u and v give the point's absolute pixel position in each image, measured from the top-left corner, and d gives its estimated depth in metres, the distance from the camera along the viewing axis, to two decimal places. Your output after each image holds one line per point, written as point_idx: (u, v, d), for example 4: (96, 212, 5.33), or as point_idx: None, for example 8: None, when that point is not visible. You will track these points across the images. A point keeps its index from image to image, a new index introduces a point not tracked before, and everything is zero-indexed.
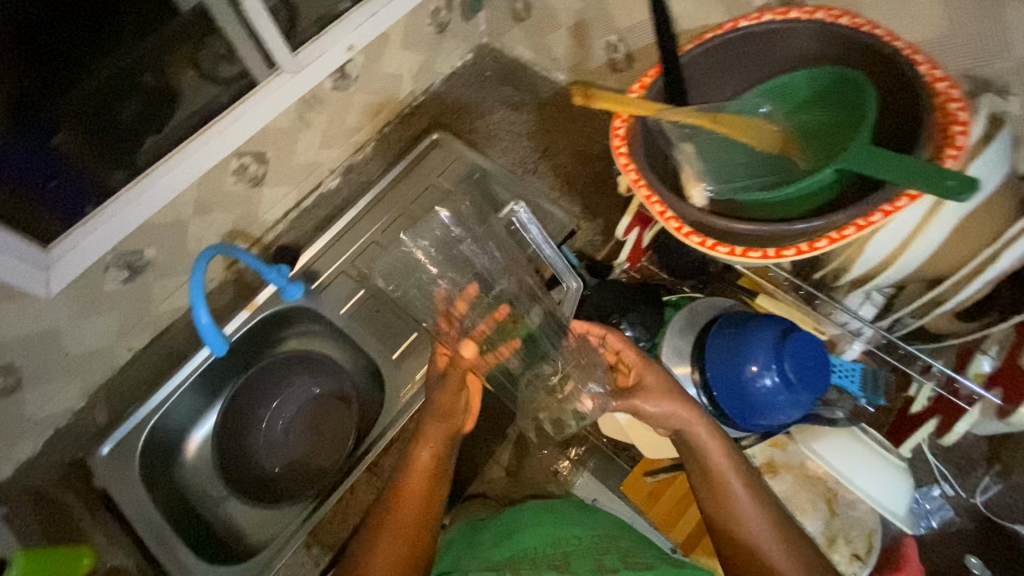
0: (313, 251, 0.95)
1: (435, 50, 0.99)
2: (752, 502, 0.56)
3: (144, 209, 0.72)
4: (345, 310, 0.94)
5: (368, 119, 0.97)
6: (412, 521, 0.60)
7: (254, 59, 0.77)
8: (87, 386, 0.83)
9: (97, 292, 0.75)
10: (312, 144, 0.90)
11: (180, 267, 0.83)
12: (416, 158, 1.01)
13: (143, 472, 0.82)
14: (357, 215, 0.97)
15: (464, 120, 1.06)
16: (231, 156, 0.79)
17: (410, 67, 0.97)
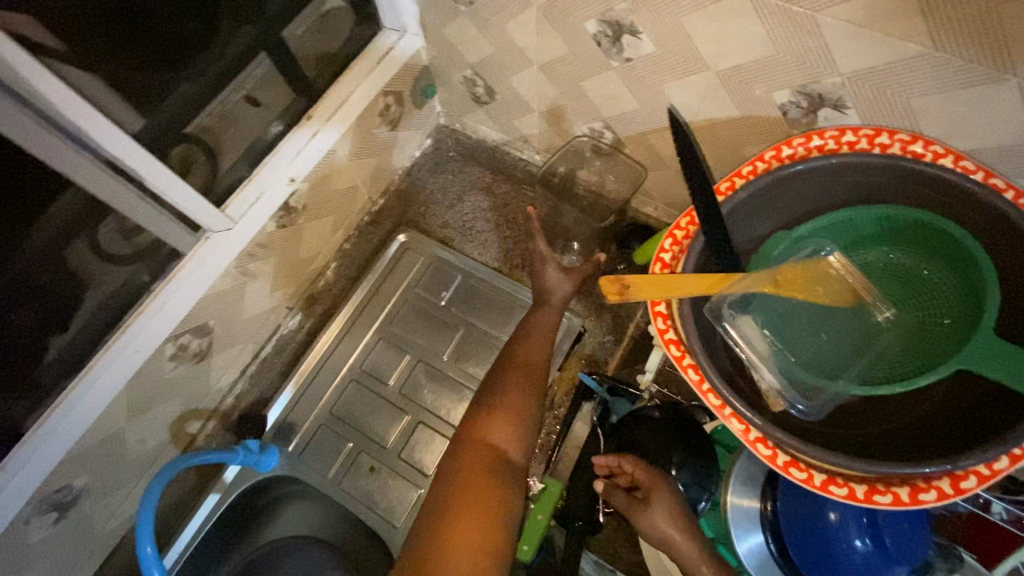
0: (285, 404, 0.80)
1: (387, 148, 0.86)
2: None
3: (60, 446, 0.57)
4: (335, 472, 0.79)
5: (324, 241, 0.84)
6: (530, 382, 0.57)
7: (171, 229, 0.61)
8: None
9: (21, 548, 0.59)
10: (263, 290, 0.76)
11: (124, 477, 0.68)
12: (386, 270, 0.88)
13: None
14: (327, 351, 0.84)
15: (432, 215, 0.93)
16: (166, 342, 0.64)
17: (363, 174, 0.84)
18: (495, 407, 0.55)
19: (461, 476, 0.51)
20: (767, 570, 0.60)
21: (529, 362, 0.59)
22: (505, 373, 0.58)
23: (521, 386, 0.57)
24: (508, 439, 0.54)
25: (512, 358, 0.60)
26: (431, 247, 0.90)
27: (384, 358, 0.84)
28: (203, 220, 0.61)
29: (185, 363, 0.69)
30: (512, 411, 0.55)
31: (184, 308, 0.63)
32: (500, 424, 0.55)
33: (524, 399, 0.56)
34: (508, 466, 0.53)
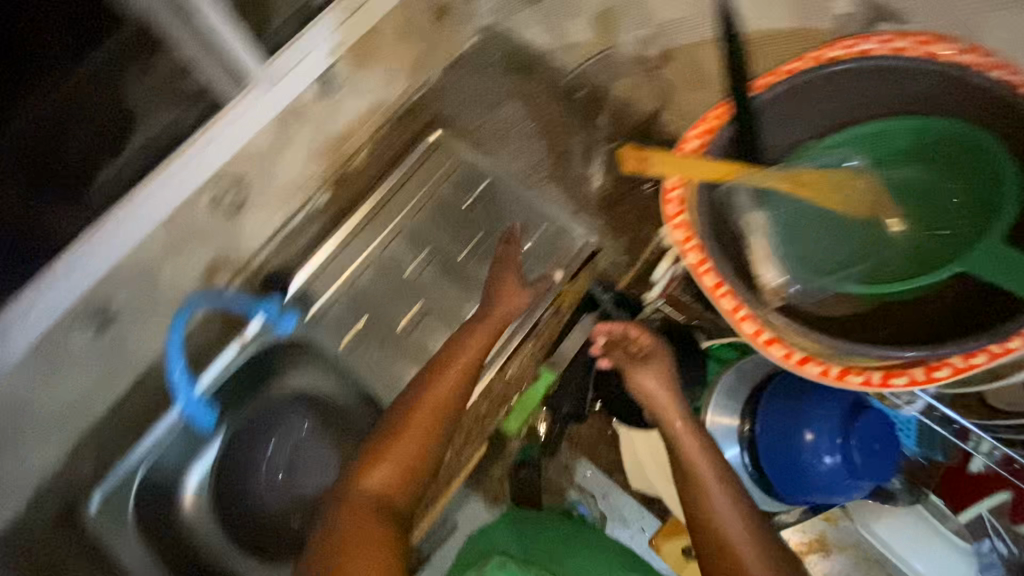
0: (307, 274, 0.84)
1: (431, 41, 0.89)
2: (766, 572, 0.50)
3: (110, 252, 0.69)
4: (346, 342, 0.84)
5: (359, 124, 0.87)
6: (423, 427, 0.62)
7: (219, 73, 0.71)
8: (66, 441, 0.75)
9: (64, 349, 0.72)
10: (299, 157, 0.82)
11: (157, 303, 0.77)
12: (414, 165, 0.88)
13: (139, 530, 0.75)
14: (351, 231, 0.86)
15: (471, 114, 0.91)
16: (199, 194, 0.74)
17: (405, 64, 0.88)
18: (379, 458, 0.61)
19: (346, 522, 0.56)
20: (740, 478, 0.63)
21: (433, 393, 0.65)
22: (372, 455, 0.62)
23: (413, 450, 0.61)
24: (390, 484, 0.60)
25: (445, 366, 0.67)
26: (462, 148, 0.90)
27: (404, 246, 0.87)
28: (249, 70, 0.72)
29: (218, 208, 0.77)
30: (398, 479, 0.60)
31: (222, 155, 0.74)
32: (384, 468, 0.60)
33: (413, 443, 0.62)
34: (388, 507, 0.59)
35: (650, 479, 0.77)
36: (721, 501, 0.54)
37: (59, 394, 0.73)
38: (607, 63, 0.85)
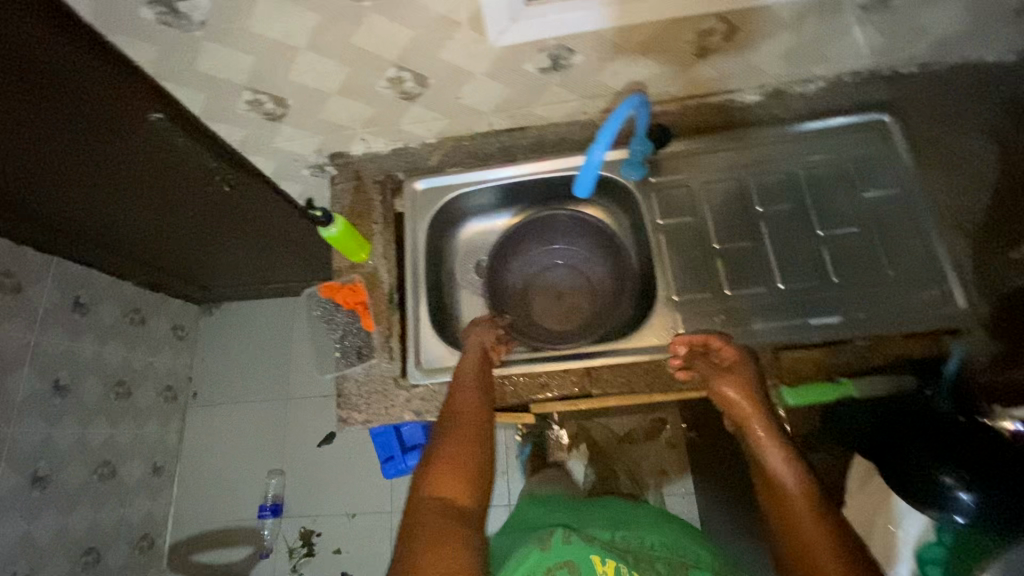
0: (677, 147, 0.96)
1: (915, 28, 0.80)
2: (816, 525, 0.61)
3: (452, 41, 0.75)
4: (653, 186, 0.96)
5: (719, 71, 0.87)
6: (478, 402, 0.75)
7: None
8: (342, 143, 0.97)
9: (372, 88, 0.83)
10: (626, 66, 0.83)
11: (447, 107, 0.89)
12: (775, 134, 0.95)
13: (433, 213, 1.02)
14: (695, 150, 0.96)
15: (924, 125, 0.92)
16: (542, 45, 0.77)
17: (879, 43, 0.83)
18: (453, 440, 0.69)
19: (455, 483, 0.64)
20: None
21: (466, 412, 0.73)
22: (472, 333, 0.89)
23: (472, 381, 0.79)
24: (459, 492, 0.64)
25: (455, 385, 0.79)
26: (845, 141, 0.94)
27: (729, 191, 0.94)
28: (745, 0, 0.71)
29: (546, 70, 0.82)
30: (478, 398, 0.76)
31: (595, 24, 0.73)
32: (459, 449, 0.68)
33: (478, 423, 0.72)
34: (467, 514, 0.62)
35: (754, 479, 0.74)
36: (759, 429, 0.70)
37: (339, 119, 0.90)
38: None
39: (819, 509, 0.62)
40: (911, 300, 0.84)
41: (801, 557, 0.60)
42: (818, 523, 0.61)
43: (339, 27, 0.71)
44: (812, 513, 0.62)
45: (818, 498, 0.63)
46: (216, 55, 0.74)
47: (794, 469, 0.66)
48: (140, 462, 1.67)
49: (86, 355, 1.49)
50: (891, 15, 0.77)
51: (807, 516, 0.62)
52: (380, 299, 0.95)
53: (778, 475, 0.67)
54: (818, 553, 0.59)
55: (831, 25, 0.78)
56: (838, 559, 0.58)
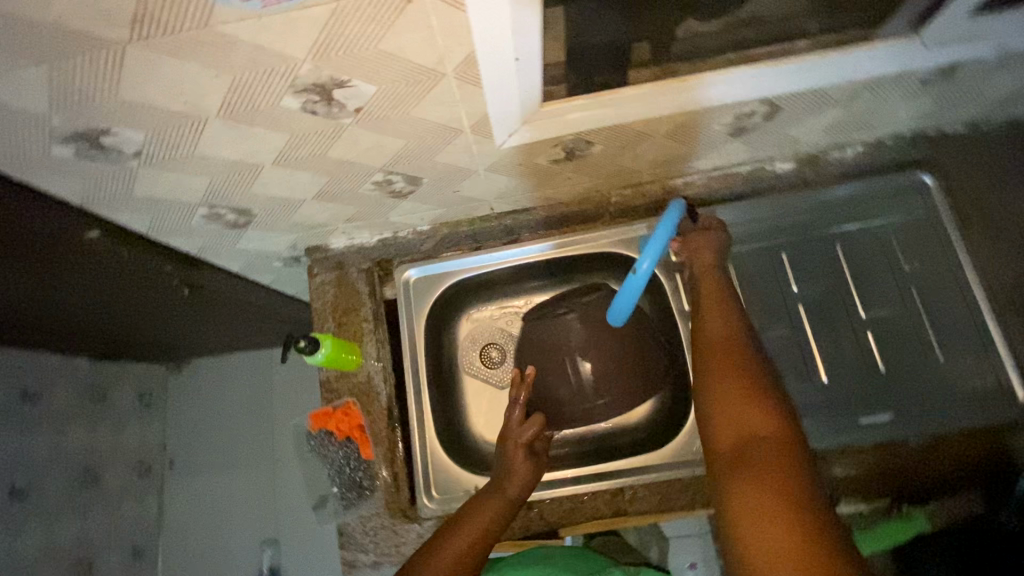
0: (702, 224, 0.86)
1: (969, 93, 0.71)
2: (754, 414, 0.52)
3: (449, 147, 0.62)
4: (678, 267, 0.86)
5: (749, 145, 0.76)
6: (470, 537, 0.63)
7: (820, 79, 0.61)
8: (320, 237, 0.84)
9: (354, 190, 0.70)
10: (648, 149, 0.72)
11: (442, 199, 0.77)
12: (805, 201, 0.85)
13: (430, 305, 0.90)
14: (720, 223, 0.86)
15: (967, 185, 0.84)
16: (556, 141, 0.65)
17: (928, 107, 0.74)
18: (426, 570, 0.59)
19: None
20: None
21: (447, 550, 0.61)
22: (504, 456, 0.74)
23: (483, 514, 0.66)
24: None
25: (466, 508, 0.68)
26: (882, 206, 0.85)
27: (761, 268, 0.85)
28: (791, 85, 0.61)
29: (559, 160, 0.71)
30: (472, 535, 0.63)
31: (620, 120, 0.62)
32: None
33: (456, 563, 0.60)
34: None
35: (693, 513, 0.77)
36: (717, 336, 0.64)
37: (316, 219, 0.77)
38: None
39: (756, 399, 0.54)
40: (964, 388, 0.77)
41: (737, 453, 0.51)
42: (746, 407, 0.53)
43: (312, 141, 0.57)
44: (745, 399, 0.54)
45: (760, 394, 0.54)
46: (160, 180, 0.60)
47: (741, 369, 0.57)
48: (119, 549, 1.54)
49: (44, 450, 1.34)
50: (950, 84, 0.68)
51: (739, 410, 0.54)
52: (378, 417, 0.83)
53: (716, 368, 0.59)
54: (762, 454, 0.49)
55: (883, 98, 0.69)
56: (781, 454, 0.48)
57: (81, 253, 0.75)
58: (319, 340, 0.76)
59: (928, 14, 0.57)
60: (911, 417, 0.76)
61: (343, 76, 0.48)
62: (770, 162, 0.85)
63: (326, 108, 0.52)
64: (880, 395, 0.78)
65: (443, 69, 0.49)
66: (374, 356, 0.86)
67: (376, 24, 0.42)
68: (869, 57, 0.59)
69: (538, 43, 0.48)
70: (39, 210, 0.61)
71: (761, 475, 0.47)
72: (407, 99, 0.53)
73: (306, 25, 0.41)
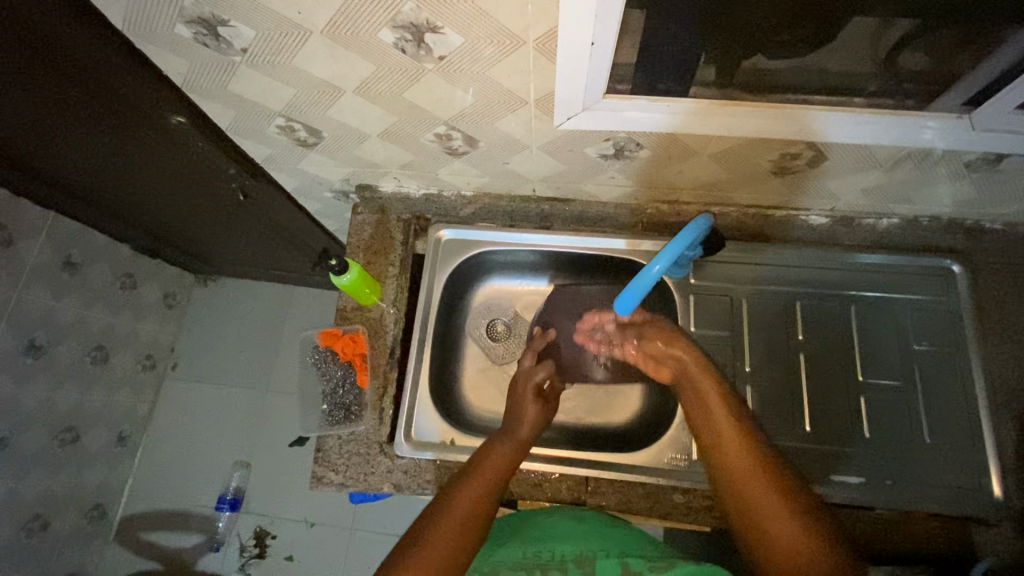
0: (726, 255, 0.89)
1: (1012, 190, 0.74)
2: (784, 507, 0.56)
3: (509, 115, 0.68)
4: (692, 289, 0.89)
5: (787, 189, 0.80)
6: (494, 468, 0.70)
7: (867, 133, 0.64)
8: (374, 178, 0.90)
9: (416, 137, 0.76)
10: (691, 167, 0.77)
11: (491, 168, 0.83)
12: (831, 259, 0.88)
13: (455, 265, 0.95)
14: (744, 259, 0.89)
15: (995, 282, 0.85)
16: (608, 135, 0.70)
17: (970, 195, 0.76)
18: (453, 502, 0.63)
19: (448, 541, 0.58)
20: None
21: (483, 472, 0.69)
22: (517, 396, 0.82)
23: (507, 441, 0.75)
24: (448, 548, 0.58)
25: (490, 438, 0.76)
26: (905, 282, 0.86)
27: (773, 311, 0.87)
28: (839, 133, 0.65)
29: (607, 157, 0.76)
30: (495, 467, 0.70)
31: (672, 127, 0.67)
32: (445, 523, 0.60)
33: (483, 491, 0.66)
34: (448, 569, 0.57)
35: (651, 519, 0.80)
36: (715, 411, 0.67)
37: (373, 158, 0.84)
38: None
39: (772, 478, 0.59)
40: (942, 473, 0.78)
41: (745, 505, 0.59)
42: (767, 492, 0.58)
43: (393, 78, 0.64)
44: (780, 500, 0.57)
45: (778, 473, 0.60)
46: (253, 80, 0.67)
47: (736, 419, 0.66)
48: (104, 431, 1.61)
49: (67, 318, 1.40)
50: (994, 175, 0.70)
51: (773, 509, 0.57)
52: (379, 353, 0.88)
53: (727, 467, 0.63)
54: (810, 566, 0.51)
55: (926, 173, 0.72)
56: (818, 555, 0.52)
57: (163, 136, 0.82)
58: (349, 265, 0.81)
59: (981, 96, 0.61)
60: (881, 485, 0.77)
61: (437, 22, 0.54)
62: (804, 213, 0.89)
63: (414, 49, 0.58)
64: (857, 458, 0.79)
65: (526, 38, 0.55)
66: (390, 298, 0.91)
67: None
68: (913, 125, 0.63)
69: (614, 33, 0.53)
70: (145, 83, 0.69)
71: None
72: (486, 59, 0.58)
73: None
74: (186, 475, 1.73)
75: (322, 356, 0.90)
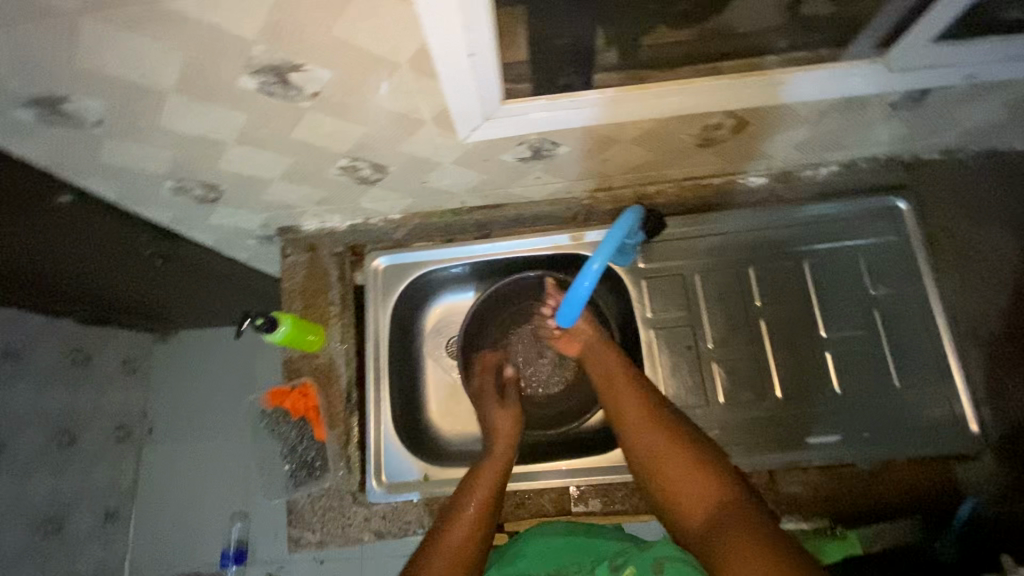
0: (671, 233, 0.86)
1: (941, 120, 0.72)
2: (703, 480, 0.60)
3: (408, 138, 0.63)
4: (644, 275, 0.86)
5: (719, 158, 0.77)
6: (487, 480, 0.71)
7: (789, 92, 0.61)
8: (294, 219, 0.85)
9: (322, 174, 0.71)
10: (616, 155, 0.73)
11: (411, 189, 0.78)
12: (777, 217, 0.85)
13: (399, 292, 0.91)
14: (689, 233, 0.86)
15: (944, 212, 0.83)
16: (520, 140, 0.66)
17: (902, 131, 0.74)
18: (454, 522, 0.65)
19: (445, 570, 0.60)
20: None
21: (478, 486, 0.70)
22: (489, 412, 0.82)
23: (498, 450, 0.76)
24: None
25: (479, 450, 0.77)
26: (854, 227, 0.84)
27: (728, 281, 0.85)
28: (759, 99, 0.61)
29: (526, 159, 0.71)
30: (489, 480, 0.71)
31: (580, 123, 0.62)
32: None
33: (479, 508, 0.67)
34: None
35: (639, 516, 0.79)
36: (630, 408, 0.70)
37: (286, 200, 0.78)
38: None
39: (693, 454, 0.62)
40: (916, 415, 0.77)
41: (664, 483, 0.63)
42: (682, 467, 0.62)
43: (274, 122, 0.58)
44: (691, 467, 0.61)
45: (691, 444, 0.63)
46: (125, 148, 0.61)
47: (644, 401, 0.69)
48: (88, 511, 1.56)
49: (20, 408, 1.33)
50: (921, 109, 0.68)
51: (690, 480, 0.61)
52: (334, 400, 0.84)
53: (648, 445, 0.65)
54: (723, 516, 0.56)
55: (853, 119, 0.69)
56: (737, 513, 0.55)
57: (54, 228, 0.75)
58: (278, 320, 0.77)
59: (892, 38, 0.58)
60: (859, 440, 0.76)
61: (297, 60, 0.49)
62: (742, 176, 0.86)
63: (283, 90, 0.53)
64: (832, 416, 0.78)
65: (397, 60, 0.50)
66: (336, 340, 0.86)
67: (327, 11, 0.43)
68: (833, 77, 0.60)
69: (490, 40, 0.49)
70: (6, 171, 0.62)
71: (732, 538, 0.53)
72: (363, 87, 0.53)
73: (254, 7, 0.42)
74: (183, 537, 1.68)
75: (276, 413, 0.86)
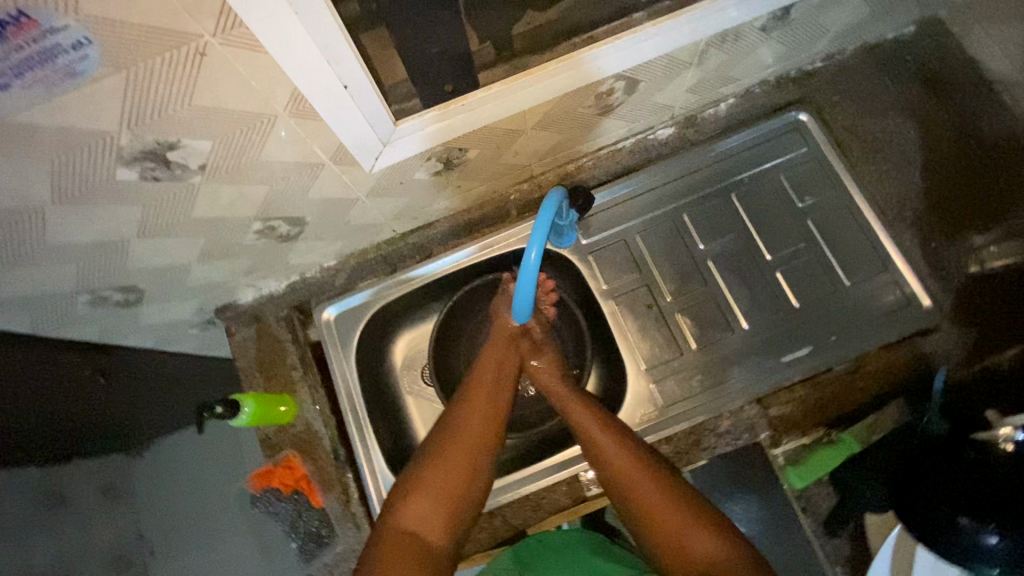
0: (602, 202, 0.88)
1: (812, 29, 0.75)
2: (694, 532, 0.62)
3: (314, 183, 0.62)
4: (589, 250, 0.87)
5: (624, 120, 0.79)
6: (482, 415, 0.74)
7: (662, 42, 0.63)
8: (229, 295, 0.82)
9: (240, 243, 0.69)
10: (526, 144, 0.73)
11: (336, 231, 0.76)
12: (695, 159, 0.88)
13: (357, 336, 0.89)
14: (618, 198, 0.88)
15: (842, 112, 0.87)
16: (426, 154, 0.65)
17: (782, 49, 0.77)
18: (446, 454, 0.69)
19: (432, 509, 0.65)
20: None
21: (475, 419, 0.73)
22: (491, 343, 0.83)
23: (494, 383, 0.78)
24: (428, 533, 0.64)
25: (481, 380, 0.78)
26: (767, 149, 0.87)
27: (668, 232, 0.87)
28: (638, 56, 0.63)
29: (440, 171, 0.71)
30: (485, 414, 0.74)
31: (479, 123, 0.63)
32: (423, 511, 0.65)
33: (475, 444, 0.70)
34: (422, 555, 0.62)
35: None
36: (613, 458, 0.69)
37: (213, 279, 0.75)
38: (988, 142, 0.80)
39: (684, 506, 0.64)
40: (874, 306, 0.80)
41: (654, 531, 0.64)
42: (675, 521, 0.63)
43: (169, 206, 0.56)
44: (684, 519, 0.63)
45: (680, 495, 0.65)
46: (20, 275, 0.57)
47: (628, 449, 0.69)
48: None
49: None
50: (790, 25, 0.71)
51: (683, 532, 0.63)
52: (322, 462, 0.81)
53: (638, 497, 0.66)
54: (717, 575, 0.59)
55: (733, 50, 0.71)
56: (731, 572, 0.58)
57: None
58: (239, 402, 0.74)
59: None
60: (830, 345, 0.79)
61: (170, 138, 0.47)
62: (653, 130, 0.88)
63: (167, 171, 0.51)
64: (800, 330, 0.80)
65: (273, 111, 0.49)
66: (308, 403, 0.84)
67: (181, 82, 0.42)
68: (698, 18, 0.62)
69: (360, 68, 0.49)
70: None
71: None
72: (249, 147, 0.52)
73: (104, 98, 0.41)
74: None
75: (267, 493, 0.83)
